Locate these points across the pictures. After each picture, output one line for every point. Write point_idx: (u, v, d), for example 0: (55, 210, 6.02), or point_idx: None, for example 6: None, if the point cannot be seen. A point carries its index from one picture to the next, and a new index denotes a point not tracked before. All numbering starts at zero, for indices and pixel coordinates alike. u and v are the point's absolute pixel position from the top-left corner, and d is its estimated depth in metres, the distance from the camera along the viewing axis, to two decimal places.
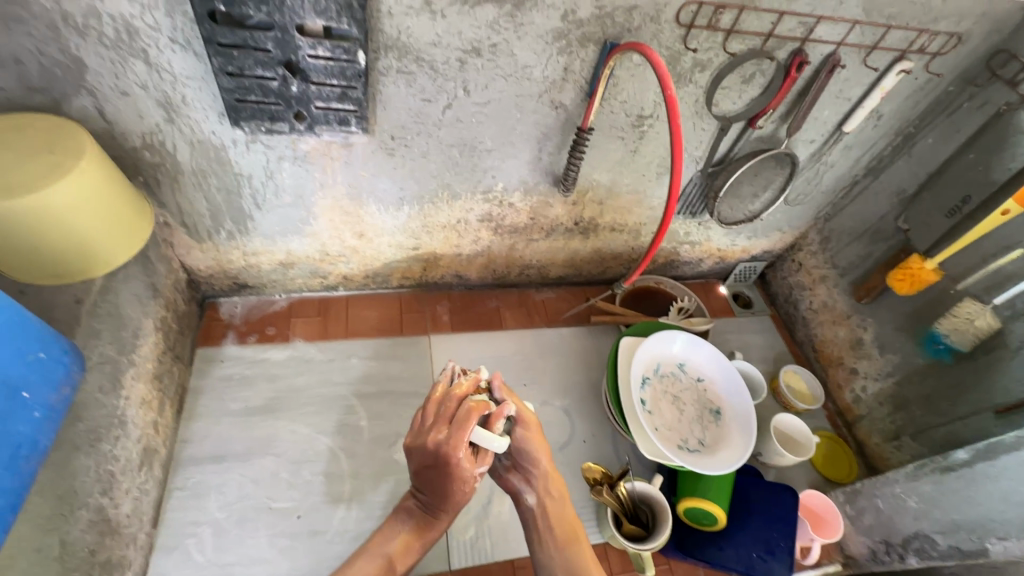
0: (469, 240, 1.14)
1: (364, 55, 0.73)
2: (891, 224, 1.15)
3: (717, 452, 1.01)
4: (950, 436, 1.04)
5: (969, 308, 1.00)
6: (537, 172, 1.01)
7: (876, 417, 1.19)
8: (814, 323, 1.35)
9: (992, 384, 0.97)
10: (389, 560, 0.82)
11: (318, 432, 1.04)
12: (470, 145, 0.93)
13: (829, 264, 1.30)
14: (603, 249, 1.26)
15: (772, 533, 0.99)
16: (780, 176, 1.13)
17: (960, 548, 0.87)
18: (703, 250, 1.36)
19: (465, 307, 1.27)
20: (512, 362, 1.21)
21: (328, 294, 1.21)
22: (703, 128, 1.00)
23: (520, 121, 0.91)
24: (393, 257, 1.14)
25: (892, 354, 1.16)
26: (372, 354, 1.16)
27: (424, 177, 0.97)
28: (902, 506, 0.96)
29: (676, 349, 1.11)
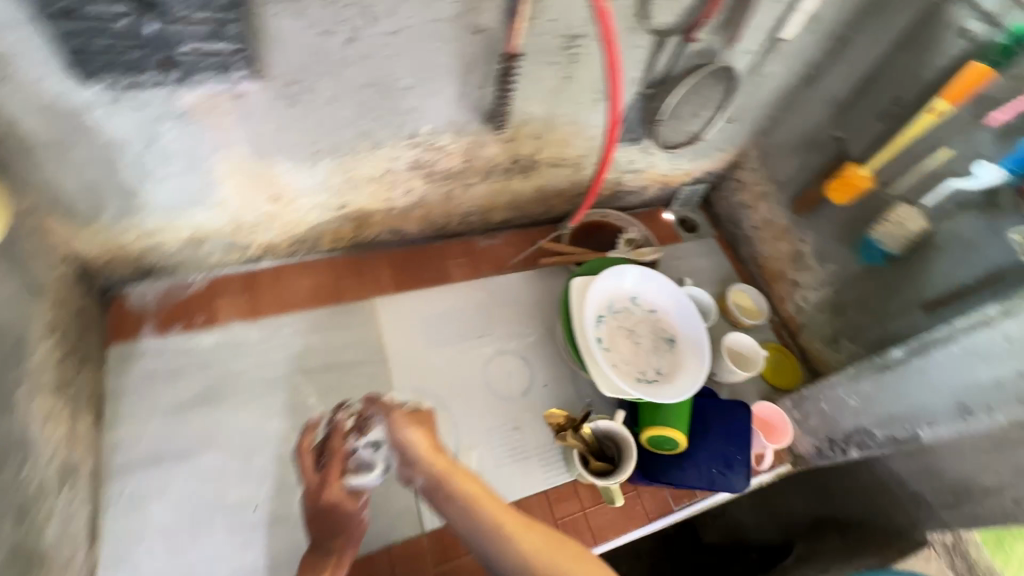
0: (401, 191, 1.05)
1: None
2: (826, 133, 1.14)
3: (674, 381, 1.02)
4: (883, 335, 1.09)
5: (901, 211, 1.01)
6: (465, 110, 0.91)
7: (817, 325, 1.25)
8: (757, 240, 1.37)
9: (921, 280, 1.01)
10: None
11: (264, 417, 0.97)
12: (386, 83, 0.81)
13: (768, 180, 1.30)
14: (545, 187, 1.20)
15: (729, 448, 1.03)
16: (719, 92, 1.08)
17: (896, 437, 0.95)
18: (647, 178, 1.32)
19: (407, 264, 1.20)
20: (465, 315, 1.17)
21: (252, 267, 1.10)
22: (640, 46, 0.92)
23: (440, 52, 0.79)
24: (318, 218, 1.04)
25: (830, 264, 1.20)
26: (311, 326, 1.07)
27: (338, 126, 0.85)
28: (842, 405, 1.02)
29: (628, 283, 1.10)
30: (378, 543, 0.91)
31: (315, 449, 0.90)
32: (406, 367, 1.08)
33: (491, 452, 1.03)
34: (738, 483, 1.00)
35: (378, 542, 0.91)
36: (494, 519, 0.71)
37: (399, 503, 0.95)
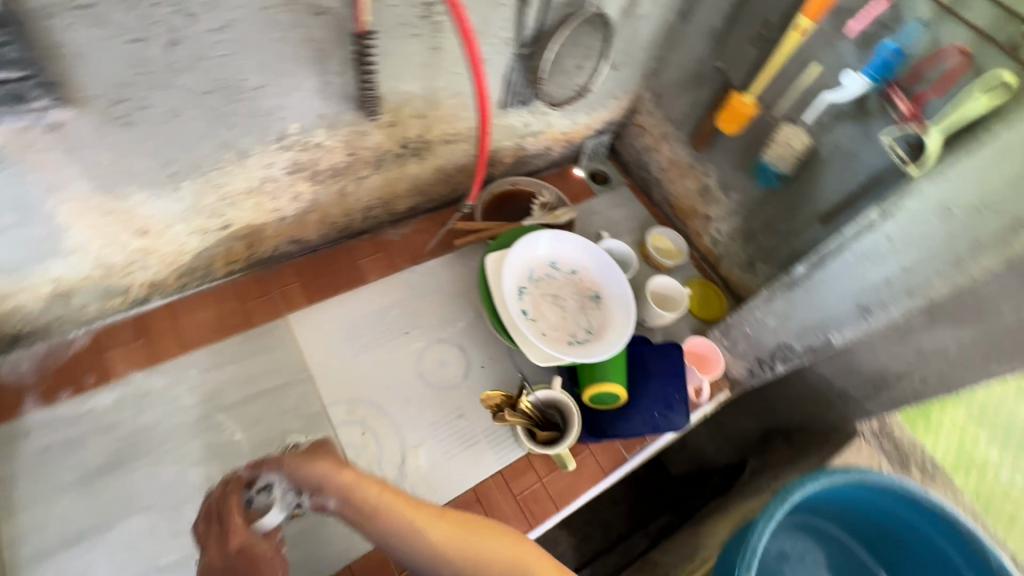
0: (287, 198, 0.97)
1: None
2: (709, 66, 1.15)
3: (605, 336, 1.03)
4: (791, 252, 1.15)
5: (787, 132, 1.04)
6: (331, 100, 0.84)
7: (733, 253, 1.29)
8: (666, 181, 1.39)
9: (816, 195, 1.05)
10: None
11: (187, 466, 0.90)
12: (231, 85, 0.72)
13: (665, 120, 1.31)
14: (445, 166, 1.15)
15: (668, 389, 1.06)
16: (598, 40, 1.06)
17: (813, 346, 1.00)
18: (548, 138, 1.30)
19: (317, 272, 1.13)
20: (388, 313, 1.12)
21: (142, 309, 1.00)
22: (503, 4, 0.87)
23: (283, 42, 0.71)
24: (202, 244, 0.95)
25: (734, 193, 1.23)
26: (223, 359, 1.00)
27: (191, 141, 0.77)
28: (764, 326, 1.06)
29: (543, 249, 1.09)
30: (338, 564, 0.88)
31: (207, 508, 0.74)
32: (335, 380, 1.03)
33: (440, 445, 1.01)
34: (680, 422, 1.03)
35: (337, 563, 0.88)
36: (410, 519, 0.67)
37: None
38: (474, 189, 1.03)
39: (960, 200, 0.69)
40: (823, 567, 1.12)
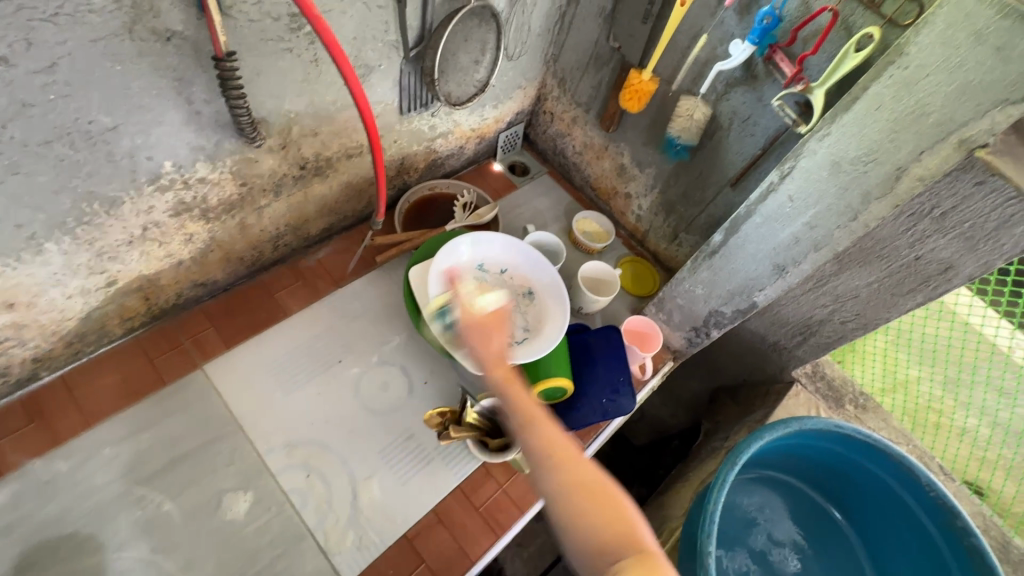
0: (179, 241, 0.89)
1: None
2: (605, 46, 1.15)
3: (543, 331, 1.01)
4: (710, 219, 1.17)
5: (688, 105, 1.06)
6: (205, 130, 0.76)
7: (657, 227, 1.31)
8: (584, 165, 1.39)
9: (722, 162, 1.08)
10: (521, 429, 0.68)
11: (111, 553, 0.81)
12: (77, 130, 0.64)
13: (573, 104, 1.30)
14: (352, 181, 1.09)
15: (612, 373, 1.05)
16: (490, 32, 1.03)
17: (740, 309, 1.02)
18: (459, 137, 1.26)
19: (231, 314, 1.05)
20: (317, 344, 1.06)
21: (30, 388, 0.89)
22: (379, 7, 0.82)
23: (131, 75, 0.64)
24: (88, 306, 0.85)
25: (649, 168, 1.24)
26: (137, 426, 0.91)
27: (44, 198, 0.67)
28: (694, 296, 1.09)
29: (468, 253, 1.05)
30: None
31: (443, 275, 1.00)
32: (268, 426, 0.96)
33: (392, 472, 0.97)
34: (628, 404, 1.03)
35: None
36: (556, 454, 0.65)
37: (308, 567, 0.87)
38: (381, 203, 0.97)
39: (847, 154, 0.71)
40: (783, 513, 1.17)
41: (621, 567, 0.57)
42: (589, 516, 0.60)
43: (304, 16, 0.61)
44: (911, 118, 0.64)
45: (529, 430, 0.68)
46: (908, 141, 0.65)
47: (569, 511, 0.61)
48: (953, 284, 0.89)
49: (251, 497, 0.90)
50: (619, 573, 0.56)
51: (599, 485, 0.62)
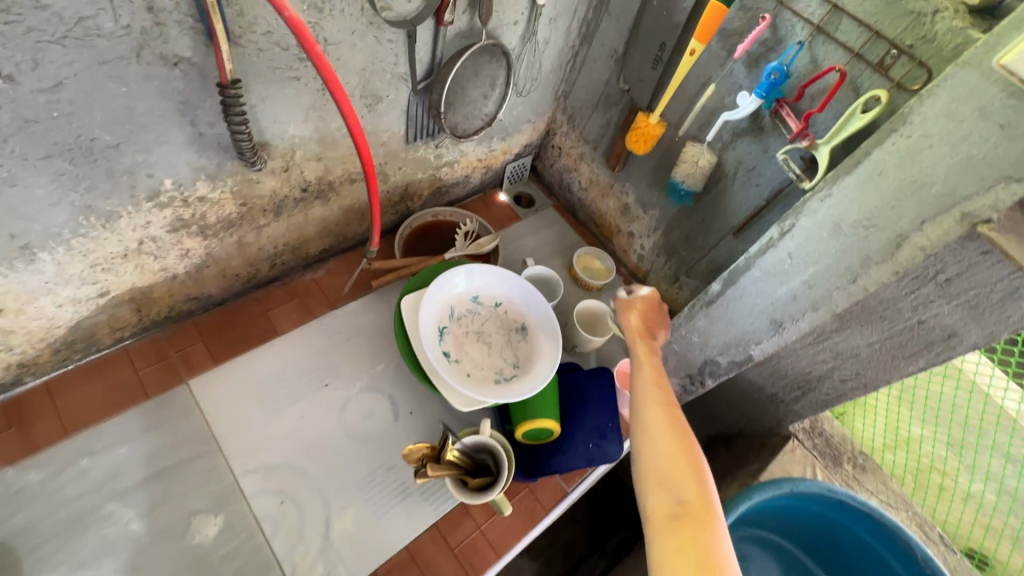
0: (175, 256, 0.89)
1: None
2: (615, 87, 1.15)
3: (533, 369, 1.00)
4: (711, 264, 1.16)
5: (693, 151, 1.05)
6: (207, 151, 0.77)
7: (658, 268, 1.30)
8: (589, 201, 1.39)
9: (725, 209, 1.07)
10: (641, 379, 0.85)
11: (73, 570, 0.79)
12: (78, 146, 0.65)
13: (581, 141, 1.31)
14: (355, 205, 1.10)
15: (601, 417, 1.03)
16: (501, 69, 1.04)
17: (736, 361, 0.99)
18: (465, 167, 1.27)
19: (222, 329, 1.04)
20: (305, 366, 1.05)
21: (13, 392, 0.89)
22: (389, 40, 0.83)
23: (136, 97, 0.65)
24: (77, 315, 0.85)
25: (652, 209, 1.24)
26: (115, 439, 0.90)
27: (39, 210, 0.68)
28: (689, 343, 1.07)
29: (463, 284, 1.05)
30: None
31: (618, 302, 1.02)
32: (246, 448, 0.94)
33: (368, 503, 0.95)
34: (615, 451, 1.00)
35: None
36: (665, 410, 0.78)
37: None
38: (378, 229, 0.96)
39: (847, 217, 0.70)
40: None
41: (673, 500, 0.68)
42: (663, 450, 0.73)
43: (305, 51, 0.60)
44: (913, 187, 0.63)
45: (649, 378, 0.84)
46: (909, 209, 0.64)
47: (650, 439, 0.75)
48: (956, 351, 0.87)
49: (221, 520, 0.88)
50: (667, 500, 0.68)
51: (684, 437, 0.74)
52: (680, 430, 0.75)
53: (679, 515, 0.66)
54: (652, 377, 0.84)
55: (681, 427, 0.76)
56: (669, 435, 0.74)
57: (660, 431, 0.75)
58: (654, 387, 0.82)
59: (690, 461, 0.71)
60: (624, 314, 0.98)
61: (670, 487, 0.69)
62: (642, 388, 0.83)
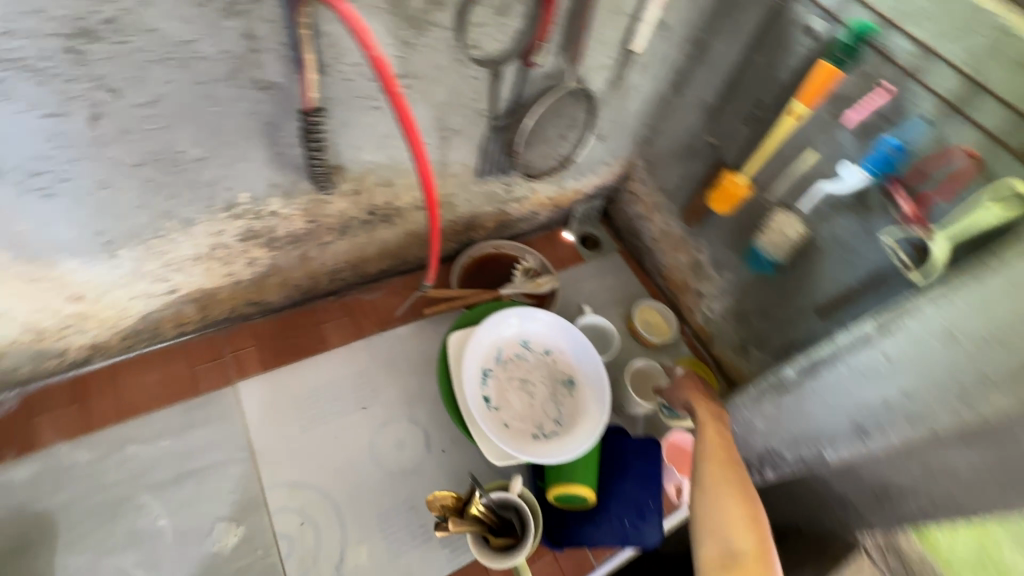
0: (242, 263, 0.92)
1: None
2: (702, 140, 1.08)
3: (575, 429, 0.94)
4: (786, 341, 1.04)
5: (781, 220, 0.97)
6: (284, 169, 0.78)
7: (725, 334, 1.20)
8: (658, 252, 1.31)
9: (811, 286, 0.97)
10: (704, 427, 0.83)
11: (101, 556, 0.82)
12: (167, 157, 0.68)
13: (658, 190, 1.24)
14: (418, 231, 1.09)
15: (642, 494, 0.95)
16: (583, 112, 1.00)
17: (804, 459, 0.88)
18: (534, 203, 1.24)
19: (276, 336, 1.06)
20: (347, 385, 1.04)
21: (81, 369, 0.94)
22: (474, 77, 0.82)
23: (223, 115, 0.67)
24: (147, 308, 0.90)
25: (727, 272, 1.14)
26: (162, 431, 0.93)
27: (125, 212, 0.72)
28: (751, 428, 0.97)
29: (515, 327, 1.01)
30: None
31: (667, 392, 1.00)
32: (277, 461, 0.94)
33: (385, 540, 0.92)
34: (652, 535, 0.92)
35: None
36: (728, 462, 0.77)
37: None
38: (433, 262, 0.94)
39: (967, 328, 0.62)
40: None
41: (729, 553, 0.69)
42: (723, 500, 0.73)
43: (385, 92, 0.63)
44: None
45: (712, 429, 0.83)
46: None
47: (711, 490, 0.75)
48: None
49: (241, 532, 0.88)
50: (724, 554, 0.69)
51: (746, 492, 0.74)
52: (740, 483, 0.75)
53: (734, 566, 0.68)
54: (713, 428, 0.83)
55: (742, 480, 0.76)
56: (729, 488, 0.74)
57: (720, 483, 0.75)
58: (716, 437, 0.81)
59: (747, 513, 0.72)
60: (678, 390, 0.95)
61: (725, 537, 0.71)
62: (704, 437, 0.82)
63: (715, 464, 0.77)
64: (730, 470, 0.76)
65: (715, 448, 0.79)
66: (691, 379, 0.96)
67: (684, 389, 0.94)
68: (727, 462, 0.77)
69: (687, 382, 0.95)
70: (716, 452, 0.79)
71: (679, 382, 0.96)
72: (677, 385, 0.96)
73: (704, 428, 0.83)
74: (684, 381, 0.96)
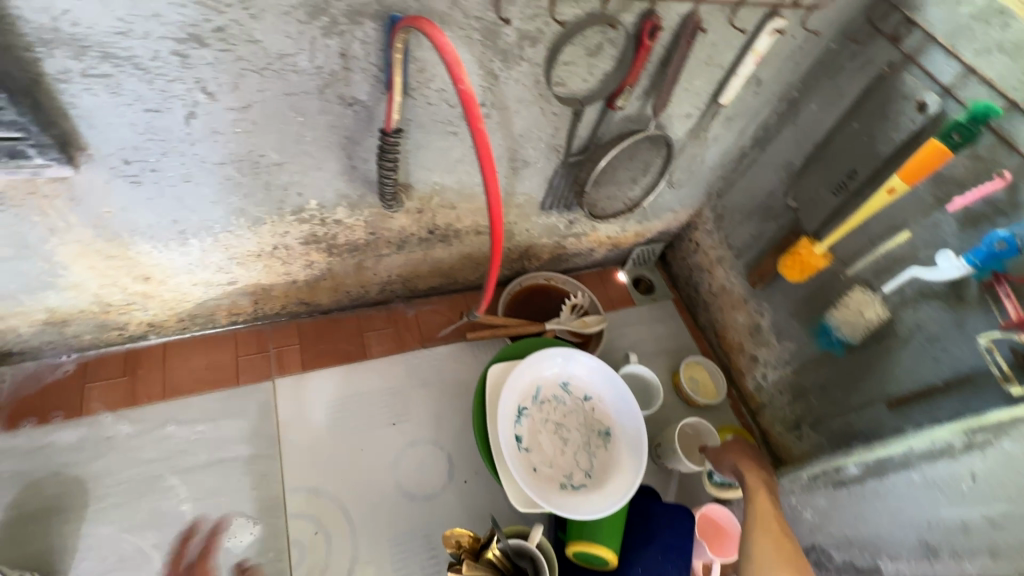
0: (300, 265, 0.93)
1: None
2: (781, 201, 1.02)
3: (605, 485, 0.89)
4: (846, 428, 0.96)
5: (859, 298, 0.91)
6: (355, 182, 0.79)
7: (777, 406, 1.12)
8: (715, 308, 1.25)
9: (884, 373, 0.89)
10: (756, 504, 0.79)
11: (124, 531, 0.84)
12: (248, 159, 0.70)
13: (723, 245, 1.18)
14: (473, 254, 1.08)
15: (666, 565, 0.87)
16: (659, 157, 0.97)
17: (855, 565, 0.79)
18: (592, 241, 1.21)
19: (320, 338, 1.07)
20: (381, 398, 1.04)
21: (136, 344, 0.98)
22: (554, 113, 0.81)
23: (306, 126, 0.68)
24: (206, 295, 0.92)
25: (788, 341, 1.07)
26: (199, 416, 0.95)
27: (202, 205, 0.74)
28: (798, 517, 0.90)
29: (557, 368, 0.97)
30: None
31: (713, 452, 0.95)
32: (302, 464, 0.94)
33: (394, 565, 0.90)
34: None
35: None
36: (783, 547, 0.73)
37: None
38: (489, 291, 0.92)
39: None
40: None
41: None
42: None
43: (468, 126, 0.61)
44: None
45: (765, 505, 0.78)
46: None
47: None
48: None
49: (256, 531, 0.88)
50: None
51: None
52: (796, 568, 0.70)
53: None
54: (765, 503, 0.78)
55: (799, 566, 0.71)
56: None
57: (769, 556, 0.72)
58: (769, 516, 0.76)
59: None
60: (726, 453, 0.90)
61: None
62: (756, 514, 0.77)
63: (769, 547, 0.73)
64: (787, 557, 0.71)
65: (769, 530, 0.75)
66: (741, 443, 0.91)
67: (732, 452, 0.89)
68: (783, 546, 0.73)
69: (736, 446, 0.90)
70: (770, 534, 0.74)
71: (727, 445, 0.92)
72: (724, 447, 0.91)
73: (756, 504, 0.79)
74: (733, 444, 0.91)
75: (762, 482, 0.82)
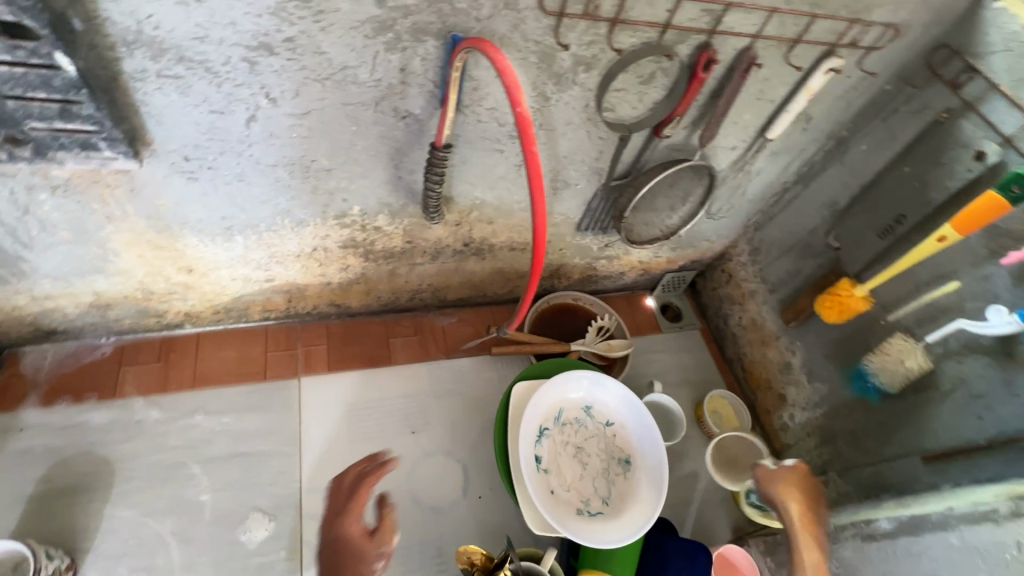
0: (335, 268, 0.95)
1: (68, 60, 0.51)
2: (822, 240, 1.00)
3: (623, 515, 0.88)
4: (876, 478, 0.92)
5: (900, 345, 0.88)
6: (399, 192, 0.81)
7: (803, 449, 1.08)
8: (743, 341, 1.22)
9: (921, 425, 0.86)
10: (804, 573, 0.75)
11: (145, 515, 0.85)
12: (301, 164, 0.71)
13: (758, 278, 1.16)
14: (505, 270, 1.09)
15: None
16: (700, 187, 0.97)
17: None
18: (624, 264, 1.21)
19: (347, 340, 1.09)
20: (402, 405, 1.04)
21: (172, 332, 1.00)
22: (600, 137, 0.81)
23: (359, 135, 0.69)
24: (243, 290, 0.94)
25: (819, 383, 1.04)
26: (226, 408, 0.96)
27: (251, 204, 0.76)
28: None
29: (581, 391, 0.96)
30: None
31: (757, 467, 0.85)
32: (320, 464, 0.95)
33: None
34: None
35: None
36: None
37: None
38: (525, 308, 0.92)
39: None
40: None
41: None
42: None
43: (522, 147, 0.62)
44: None
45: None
46: None
47: None
48: None
49: (271, 528, 0.88)
50: None
51: None
52: None
53: None
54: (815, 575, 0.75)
55: None
56: None
57: None
58: None
59: None
60: (774, 489, 0.82)
61: None
62: None
63: None
64: None
65: None
66: (797, 478, 0.83)
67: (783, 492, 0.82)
68: None
69: (790, 483, 0.82)
70: None
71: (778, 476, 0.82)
72: (774, 479, 0.82)
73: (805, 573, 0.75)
74: (787, 480, 0.82)
75: (812, 534, 0.79)
